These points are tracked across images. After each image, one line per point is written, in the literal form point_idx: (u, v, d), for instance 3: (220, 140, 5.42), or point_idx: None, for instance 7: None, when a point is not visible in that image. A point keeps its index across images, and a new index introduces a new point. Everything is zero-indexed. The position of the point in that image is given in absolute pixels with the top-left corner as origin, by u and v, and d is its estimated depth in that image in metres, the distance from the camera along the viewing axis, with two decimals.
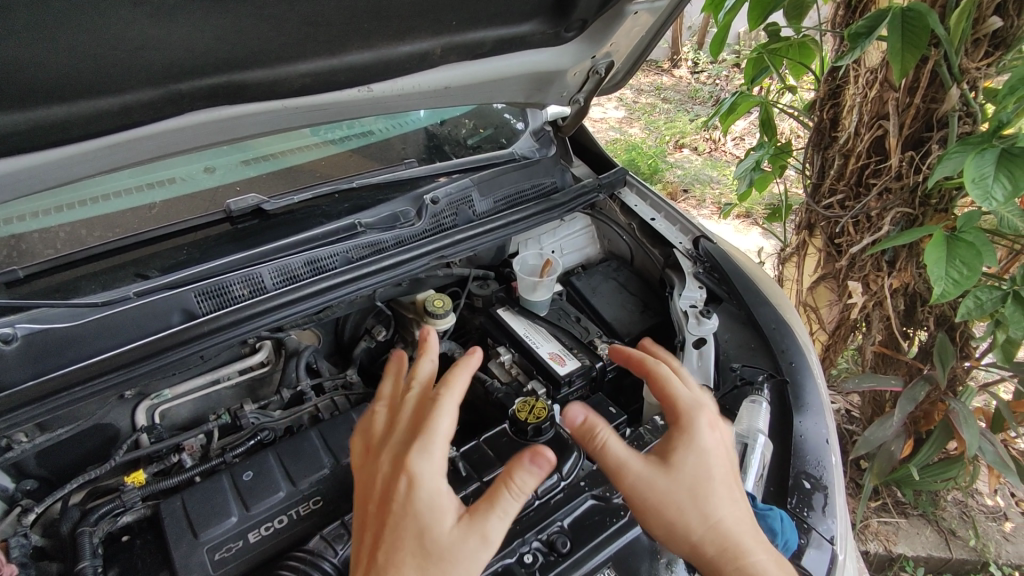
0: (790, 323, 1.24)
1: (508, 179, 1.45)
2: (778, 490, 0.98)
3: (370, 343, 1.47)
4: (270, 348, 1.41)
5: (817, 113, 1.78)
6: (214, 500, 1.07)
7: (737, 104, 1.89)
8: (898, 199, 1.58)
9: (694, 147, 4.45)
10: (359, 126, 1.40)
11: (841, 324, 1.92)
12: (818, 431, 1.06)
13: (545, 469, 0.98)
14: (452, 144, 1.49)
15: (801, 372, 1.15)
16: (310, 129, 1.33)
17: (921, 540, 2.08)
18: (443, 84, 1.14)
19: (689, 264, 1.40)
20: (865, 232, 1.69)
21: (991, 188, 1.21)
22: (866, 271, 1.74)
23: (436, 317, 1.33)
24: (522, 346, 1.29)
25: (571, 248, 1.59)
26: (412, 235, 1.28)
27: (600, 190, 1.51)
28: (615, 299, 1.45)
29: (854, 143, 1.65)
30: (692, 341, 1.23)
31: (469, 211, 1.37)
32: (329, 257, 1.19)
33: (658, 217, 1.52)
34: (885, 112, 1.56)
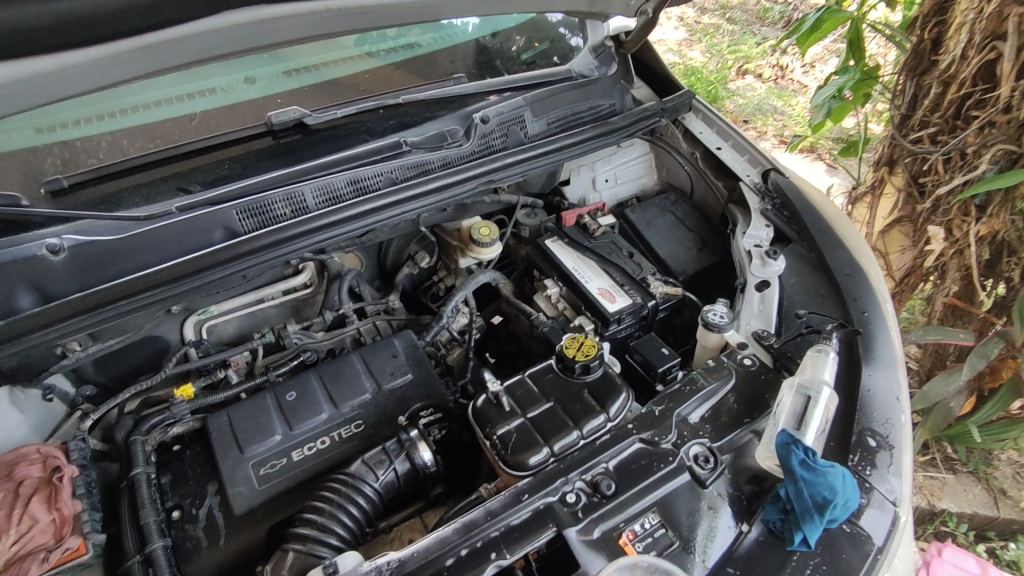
0: (866, 269, 1.12)
1: (563, 99, 1.33)
2: (838, 445, 0.90)
3: (412, 269, 1.46)
4: (313, 270, 1.37)
5: (917, 32, 1.54)
6: (259, 416, 1.08)
7: (822, 21, 1.66)
8: (1002, 135, 1.39)
9: (759, 73, 4.13)
10: (387, 38, 1.31)
11: (911, 272, 1.78)
12: (888, 387, 0.96)
13: (592, 410, 0.92)
14: (504, 59, 1.38)
15: (874, 323, 1.04)
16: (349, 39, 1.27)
17: (968, 496, 2.04)
18: None
19: (755, 200, 1.28)
20: (956, 171, 1.52)
21: None
22: (951, 217, 1.58)
23: (483, 246, 1.30)
24: (571, 280, 1.23)
25: (626, 178, 1.49)
26: (459, 156, 1.21)
27: (663, 115, 1.40)
28: (671, 235, 1.36)
29: (958, 69, 1.43)
30: (755, 284, 1.14)
31: (520, 132, 1.28)
32: (372, 177, 1.13)
33: (724, 146, 1.39)
34: (1004, 31, 1.34)
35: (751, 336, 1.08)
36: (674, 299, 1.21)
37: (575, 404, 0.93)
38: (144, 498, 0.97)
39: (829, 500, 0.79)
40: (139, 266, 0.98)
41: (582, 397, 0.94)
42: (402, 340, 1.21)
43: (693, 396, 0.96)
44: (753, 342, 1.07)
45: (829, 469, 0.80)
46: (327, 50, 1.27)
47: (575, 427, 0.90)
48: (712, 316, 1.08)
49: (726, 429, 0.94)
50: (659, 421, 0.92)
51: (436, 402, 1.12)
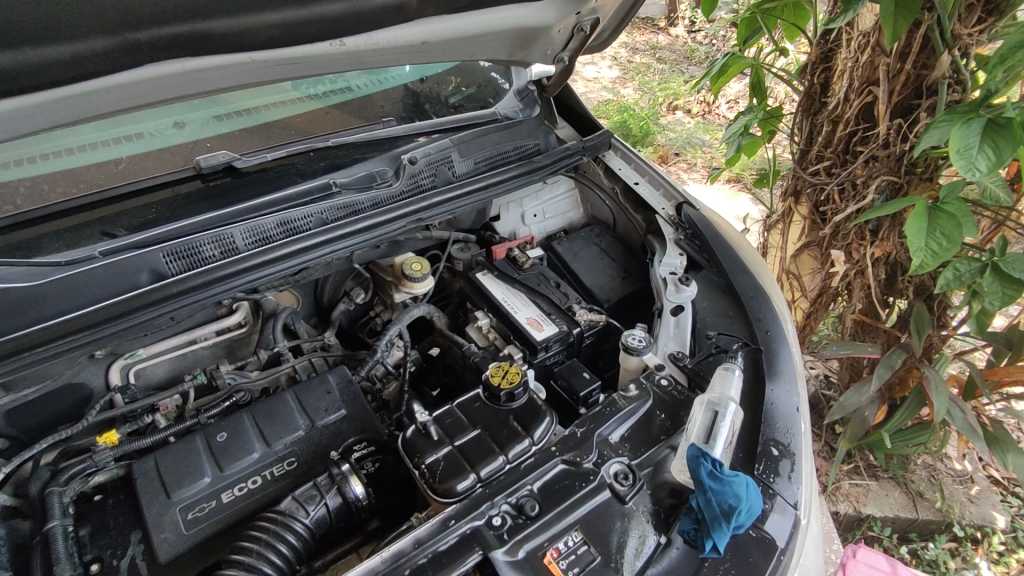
0: (769, 292, 1.22)
1: (489, 140, 1.41)
2: (744, 456, 0.97)
3: (348, 305, 1.48)
4: (247, 310, 1.38)
5: (808, 77, 1.71)
6: (187, 459, 1.06)
7: (726, 67, 1.82)
8: (884, 167, 1.56)
9: (687, 109, 4.38)
10: (327, 81, 1.35)
11: (823, 292, 1.92)
12: (788, 399, 1.04)
13: (517, 435, 0.97)
14: (433, 102, 1.44)
15: (776, 341, 1.13)
16: (288, 83, 1.30)
17: (889, 500, 2.18)
18: (420, 40, 1.10)
19: (670, 230, 1.38)
20: (850, 200, 1.67)
21: (975, 159, 1.22)
22: (849, 240, 1.73)
23: (415, 280, 1.35)
24: (500, 311, 1.28)
25: (553, 213, 1.57)
26: (390, 196, 1.26)
27: (584, 153, 1.50)
28: (596, 265, 1.44)
29: (843, 109, 1.61)
30: (670, 309, 1.22)
31: (448, 171, 1.34)
32: (302, 218, 1.17)
33: (641, 181, 1.49)
34: (876, 77, 1.51)
35: (667, 358, 1.15)
36: (599, 326, 1.27)
37: (501, 430, 0.97)
38: (60, 553, 0.94)
39: (734, 508, 0.84)
40: (59, 311, 0.97)
41: (509, 423, 0.99)
42: (336, 376, 1.22)
43: (613, 416, 1.02)
44: (669, 363, 1.14)
45: (734, 478, 0.86)
46: (258, 94, 1.30)
47: (501, 453, 0.94)
48: (632, 340, 1.14)
49: (642, 446, 0.99)
50: (581, 443, 0.97)
51: (371, 436, 1.14)
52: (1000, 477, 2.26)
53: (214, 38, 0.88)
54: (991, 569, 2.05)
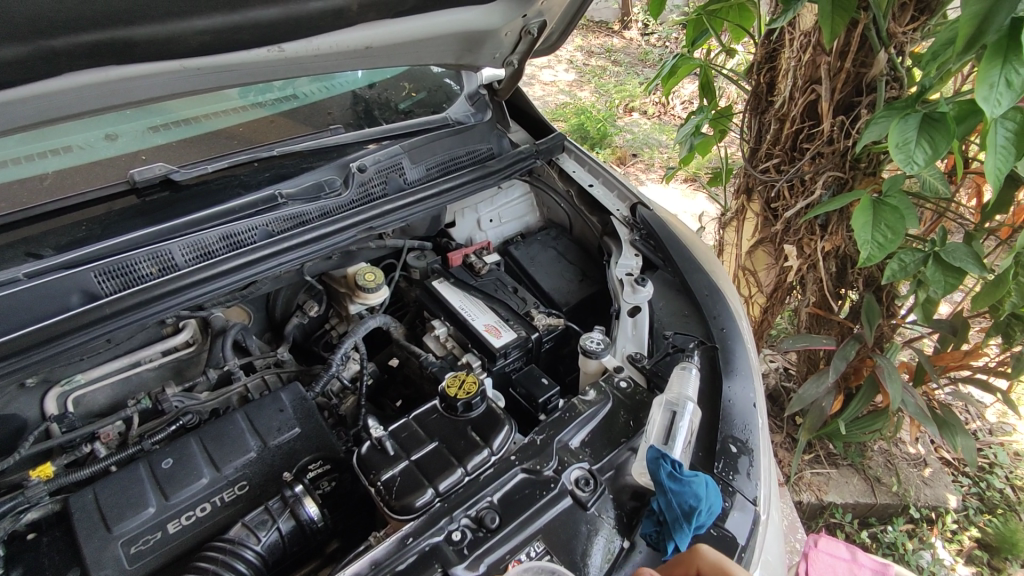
0: (723, 289, 1.24)
1: (440, 145, 1.39)
2: (705, 455, 0.97)
3: (302, 319, 1.44)
4: (195, 328, 1.32)
5: (755, 77, 1.75)
6: (129, 488, 1.01)
7: (676, 67, 1.84)
8: (830, 163, 1.60)
9: (643, 111, 4.45)
10: (276, 88, 1.33)
11: (778, 287, 1.95)
12: (745, 395, 1.05)
13: (475, 446, 0.95)
14: (382, 108, 1.41)
15: (731, 338, 1.14)
16: (234, 90, 1.28)
17: (849, 487, 2.24)
18: (363, 45, 1.07)
19: (625, 231, 1.38)
20: (799, 196, 1.71)
21: (913, 153, 1.27)
22: (801, 236, 1.77)
23: (369, 291, 1.29)
24: (458, 320, 1.26)
25: (509, 217, 1.55)
26: (339, 206, 1.22)
27: (537, 156, 1.49)
28: (553, 268, 1.43)
29: (789, 108, 1.64)
30: (627, 310, 1.22)
31: (399, 179, 1.31)
32: (246, 231, 1.12)
33: (595, 183, 1.49)
34: (819, 76, 1.55)
35: (626, 359, 1.15)
36: (557, 330, 1.27)
37: (459, 442, 0.95)
38: None
39: (695, 508, 0.84)
40: None
41: (466, 434, 0.96)
42: (289, 394, 1.18)
43: (572, 422, 1.01)
44: (628, 365, 1.14)
45: (693, 478, 0.87)
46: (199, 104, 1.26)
47: (459, 465, 0.92)
48: (590, 343, 1.14)
49: (603, 449, 0.99)
50: (541, 450, 0.96)
51: (326, 454, 1.10)
52: (951, 458, 2.35)
53: (140, 44, 0.84)
54: (947, 547, 2.14)
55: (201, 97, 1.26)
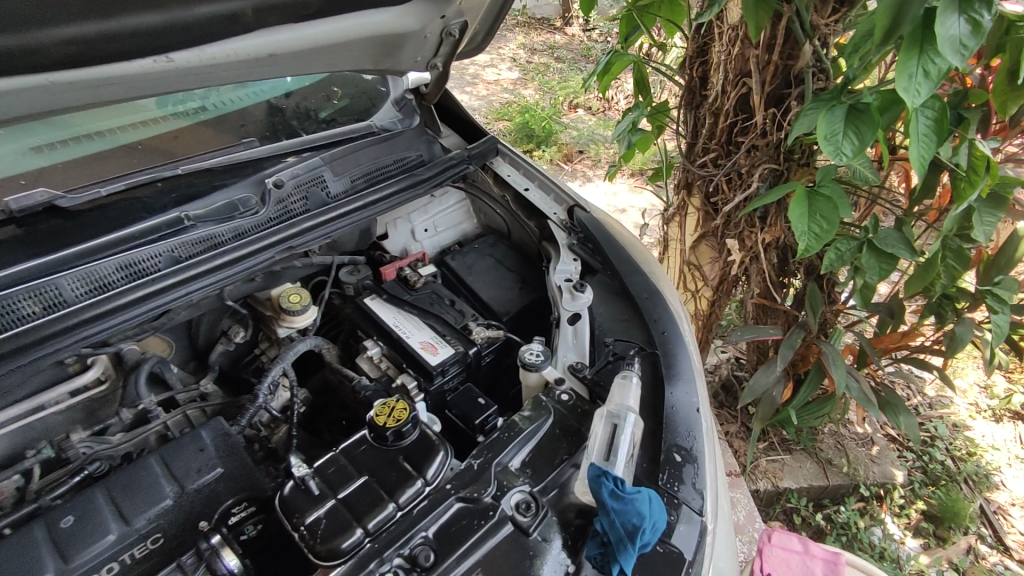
0: (662, 290, 1.21)
1: (365, 155, 1.32)
2: (649, 467, 0.94)
3: (227, 346, 1.35)
4: (106, 364, 1.23)
5: (688, 71, 1.73)
6: (23, 554, 0.89)
7: (610, 64, 1.81)
8: (765, 155, 1.60)
9: (588, 107, 4.45)
10: (195, 97, 1.25)
11: (722, 280, 1.95)
12: (688, 400, 1.03)
13: (408, 477, 0.89)
14: (301, 118, 1.33)
15: (672, 341, 1.12)
16: (151, 100, 1.19)
17: (803, 471, 2.27)
18: (265, 52, 1.00)
19: (563, 235, 1.34)
20: (737, 189, 1.71)
21: (841, 144, 1.27)
22: (741, 229, 1.77)
23: (294, 313, 1.22)
24: (392, 338, 1.20)
25: (445, 225, 1.49)
26: (254, 225, 1.14)
27: (470, 162, 1.44)
28: (492, 277, 1.38)
29: (722, 101, 1.64)
30: (567, 318, 1.18)
31: (322, 193, 1.24)
32: (149, 258, 1.03)
33: (531, 186, 1.45)
34: (748, 69, 1.54)
35: (567, 370, 1.11)
36: (496, 342, 1.22)
37: (390, 474, 0.89)
38: None
39: (638, 527, 0.81)
40: None
41: (398, 465, 0.91)
42: (210, 431, 1.08)
43: (512, 441, 0.96)
44: (569, 376, 1.10)
45: (635, 496, 0.83)
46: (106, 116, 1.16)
47: (391, 500, 0.86)
48: (529, 356, 1.10)
49: (545, 470, 0.94)
50: (478, 476, 0.90)
51: (252, 494, 1.04)
52: (896, 435, 2.42)
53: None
54: (896, 522, 2.22)
55: (110, 109, 1.16)
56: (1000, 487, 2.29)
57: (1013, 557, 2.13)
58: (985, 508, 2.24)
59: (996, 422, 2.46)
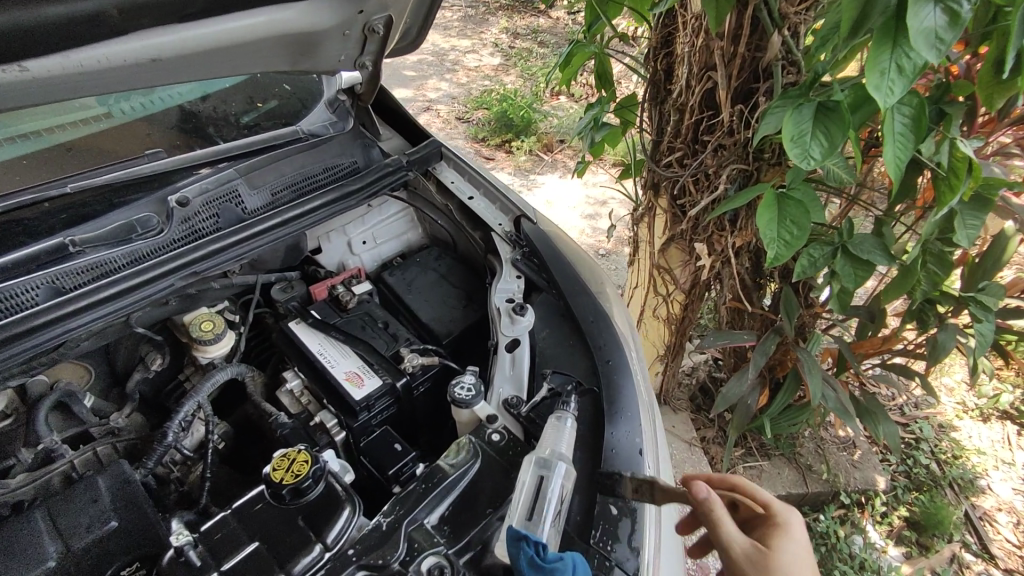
0: (610, 313, 1.11)
1: (288, 163, 1.20)
2: (581, 522, 0.84)
3: (144, 373, 1.24)
4: (8, 399, 1.13)
5: (651, 64, 1.61)
6: None
7: (571, 57, 1.69)
8: (733, 155, 1.48)
9: (570, 94, 4.30)
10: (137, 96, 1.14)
11: (695, 284, 1.85)
12: (631, 441, 0.93)
13: (305, 542, 0.81)
14: (218, 124, 1.20)
15: (617, 372, 1.02)
16: (92, 98, 1.08)
17: (781, 479, 2.11)
18: (148, 57, 0.87)
19: (507, 249, 1.23)
20: (704, 190, 1.60)
21: (809, 146, 1.16)
22: (710, 232, 1.66)
23: (208, 343, 1.12)
24: (315, 369, 1.09)
25: (385, 236, 1.39)
26: (154, 247, 1.03)
27: (409, 168, 1.33)
28: (433, 294, 1.27)
29: (687, 97, 1.52)
30: (505, 344, 1.08)
31: (236, 208, 1.12)
32: (22, 291, 0.90)
33: (476, 194, 1.34)
34: (713, 62, 1.42)
35: (501, 405, 1.01)
36: (433, 369, 1.12)
37: (285, 537, 0.81)
38: None
39: None
40: None
41: (295, 526, 0.83)
42: (107, 478, 0.99)
43: (428, 494, 0.87)
44: (503, 412, 1.00)
45: (557, 565, 0.72)
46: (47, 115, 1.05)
47: (282, 570, 0.78)
48: (459, 391, 0.99)
49: (467, 526, 0.85)
50: (385, 538, 0.81)
51: (149, 552, 0.95)
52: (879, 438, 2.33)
53: None
54: (877, 529, 2.05)
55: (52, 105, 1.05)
56: (987, 491, 2.12)
57: (998, 565, 1.96)
58: (970, 514, 2.07)
59: (984, 423, 2.28)
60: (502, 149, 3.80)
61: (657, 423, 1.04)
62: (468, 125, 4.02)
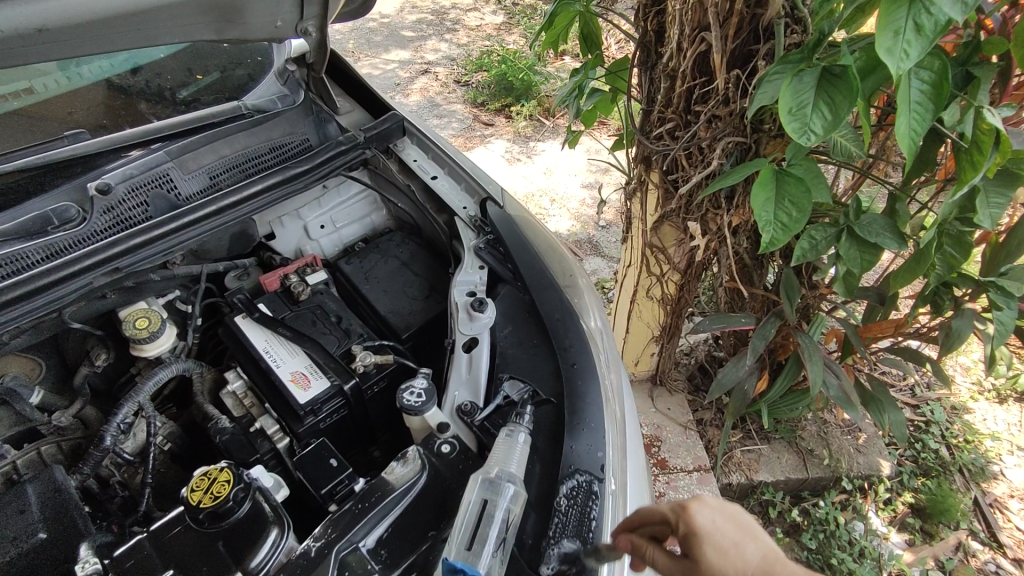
0: (576, 309, 1.03)
1: (227, 142, 1.10)
2: (531, 552, 0.76)
3: (89, 370, 1.16)
4: None
5: (642, 23, 1.45)
6: None
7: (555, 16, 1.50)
8: (728, 126, 1.35)
9: (575, 54, 4.07)
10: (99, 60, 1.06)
11: (692, 263, 1.73)
12: (592, 456, 0.85)
13: (225, 569, 0.74)
14: (152, 100, 1.10)
15: (581, 376, 0.93)
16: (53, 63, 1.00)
17: (780, 464, 2.00)
18: (30, 26, 0.76)
19: (471, 236, 1.13)
20: (697, 166, 1.47)
21: (810, 119, 1.02)
22: (704, 210, 1.54)
23: (143, 342, 1.05)
24: (260, 369, 1.01)
25: (346, 220, 1.29)
26: (74, 240, 0.95)
27: (366, 147, 1.23)
28: (393, 284, 1.17)
29: (678, 61, 1.37)
30: (463, 344, 0.98)
31: (169, 194, 1.04)
32: None
33: (439, 174, 1.24)
34: (707, 21, 1.27)
35: (455, 412, 0.91)
36: (388, 369, 1.03)
37: (201, 567, 0.74)
38: None
39: None
40: None
41: (214, 552, 0.75)
42: (38, 486, 0.93)
43: (363, 515, 0.78)
44: (457, 420, 0.91)
45: None
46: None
47: None
48: (408, 398, 0.89)
49: (404, 551, 0.76)
50: (314, 565, 0.73)
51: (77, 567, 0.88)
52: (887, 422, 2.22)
53: None
54: (879, 516, 1.94)
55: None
56: (998, 477, 2.01)
57: (1007, 554, 1.85)
58: (979, 501, 1.95)
59: (1000, 405, 2.17)
60: (502, 114, 3.63)
61: (627, 431, 0.95)
62: (467, 88, 3.84)
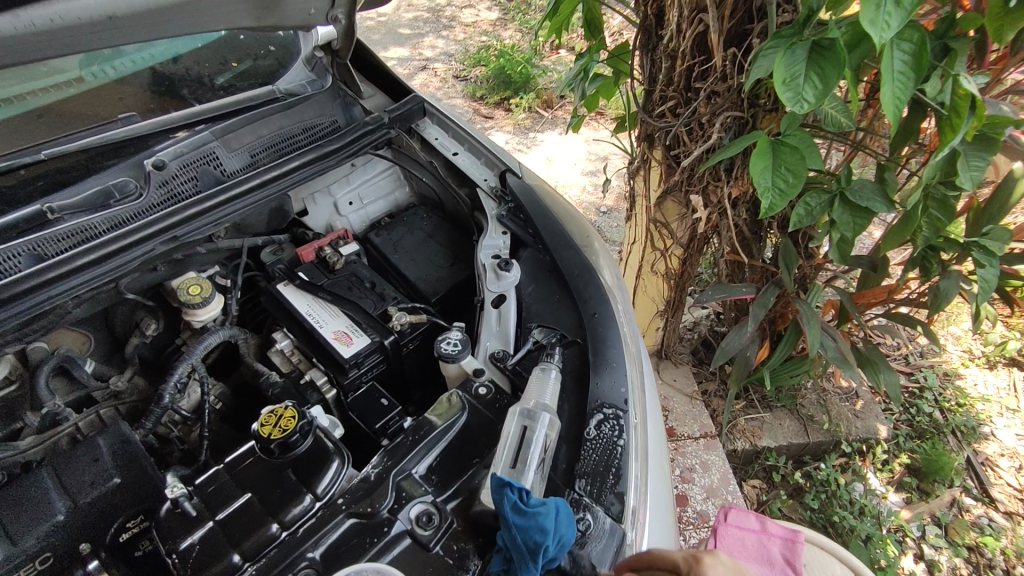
0: (595, 266, 1.12)
1: (265, 123, 1.19)
2: (566, 473, 0.85)
3: (141, 339, 1.24)
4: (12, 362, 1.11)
5: (642, 8, 1.54)
6: None
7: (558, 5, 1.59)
8: (727, 102, 1.44)
9: (570, 47, 4.16)
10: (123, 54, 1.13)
11: (694, 237, 1.82)
12: (615, 392, 0.94)
13: (296, 493, 0.83)
14: (193, 86, 1.19)
15: (602, 324, 1.02)
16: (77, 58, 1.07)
17: (783, 429, 2.09)
18: (102, 15, 0.85)
19: (493, 205, 1.22)
20: (698, 140, 1.56)
21: (802, 88, 1.11)
22: (705, 183, 1.63)
23: (195, 306, 1.13)
24: (305, 330, 1.10)
25: (372, 196, 1.40)
26: (133, 212, 1.03)
27: (391, 126, 1.32)
28: (421, 253, 1.26)
29: (678, 42, 1.46)
30: (492, 300, 1.07)
31: (215, 171, 1.12)
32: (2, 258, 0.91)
33: (460, 151, 1.33)
34: (705, 4, 1.36)
35: (488, 359, 1.01)
36: (422, 327, 1.12)
37: (275, 491, 0.84)
38: None
39: (540, 544, 0.70)
40: None
41: (285, 479, 0.85)
42: (109, 438, 1.00)
43: (416, 446, 0.87)
44: (490, 366, 1.00)
45: (538, 509, 0.72)
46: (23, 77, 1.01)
47: (275, 518, 0.81)
48: (446, 346, 0.98)
49: (454, 475, 0.85)
50: (374, 488, 0.82)
51: (148, 507, 0.97)
52: None
53: None
54: (878, 477, 2.03)
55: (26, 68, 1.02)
56: (989, 437, 2.11)
57: (998, 508, 1.95)
58: (972, 459, 2.05)
59: (990, 370, 2.26)
60: (501, 107, 3.71)
61: (645, 374, 1.04)
62: (466, 83, 3.92)
